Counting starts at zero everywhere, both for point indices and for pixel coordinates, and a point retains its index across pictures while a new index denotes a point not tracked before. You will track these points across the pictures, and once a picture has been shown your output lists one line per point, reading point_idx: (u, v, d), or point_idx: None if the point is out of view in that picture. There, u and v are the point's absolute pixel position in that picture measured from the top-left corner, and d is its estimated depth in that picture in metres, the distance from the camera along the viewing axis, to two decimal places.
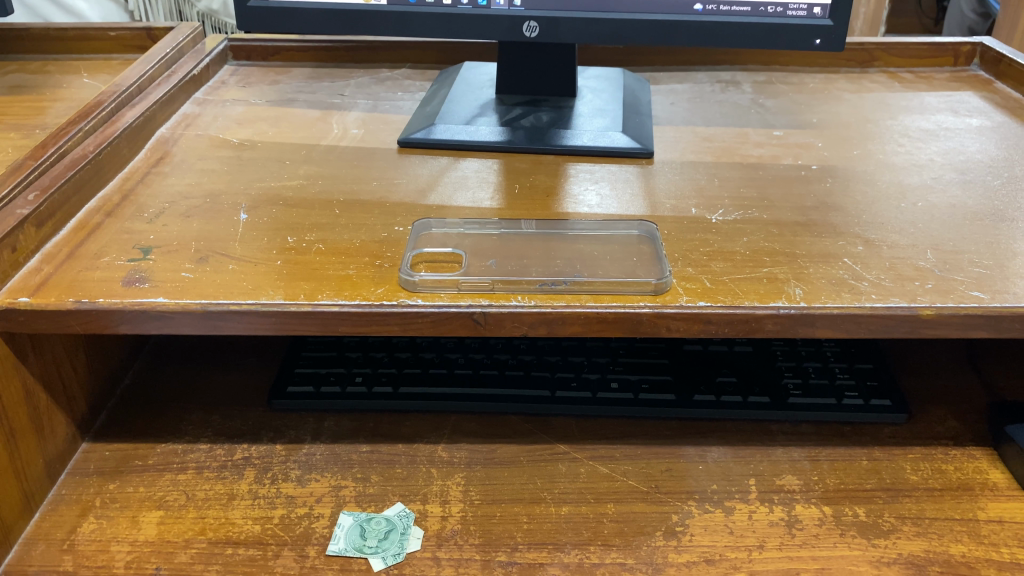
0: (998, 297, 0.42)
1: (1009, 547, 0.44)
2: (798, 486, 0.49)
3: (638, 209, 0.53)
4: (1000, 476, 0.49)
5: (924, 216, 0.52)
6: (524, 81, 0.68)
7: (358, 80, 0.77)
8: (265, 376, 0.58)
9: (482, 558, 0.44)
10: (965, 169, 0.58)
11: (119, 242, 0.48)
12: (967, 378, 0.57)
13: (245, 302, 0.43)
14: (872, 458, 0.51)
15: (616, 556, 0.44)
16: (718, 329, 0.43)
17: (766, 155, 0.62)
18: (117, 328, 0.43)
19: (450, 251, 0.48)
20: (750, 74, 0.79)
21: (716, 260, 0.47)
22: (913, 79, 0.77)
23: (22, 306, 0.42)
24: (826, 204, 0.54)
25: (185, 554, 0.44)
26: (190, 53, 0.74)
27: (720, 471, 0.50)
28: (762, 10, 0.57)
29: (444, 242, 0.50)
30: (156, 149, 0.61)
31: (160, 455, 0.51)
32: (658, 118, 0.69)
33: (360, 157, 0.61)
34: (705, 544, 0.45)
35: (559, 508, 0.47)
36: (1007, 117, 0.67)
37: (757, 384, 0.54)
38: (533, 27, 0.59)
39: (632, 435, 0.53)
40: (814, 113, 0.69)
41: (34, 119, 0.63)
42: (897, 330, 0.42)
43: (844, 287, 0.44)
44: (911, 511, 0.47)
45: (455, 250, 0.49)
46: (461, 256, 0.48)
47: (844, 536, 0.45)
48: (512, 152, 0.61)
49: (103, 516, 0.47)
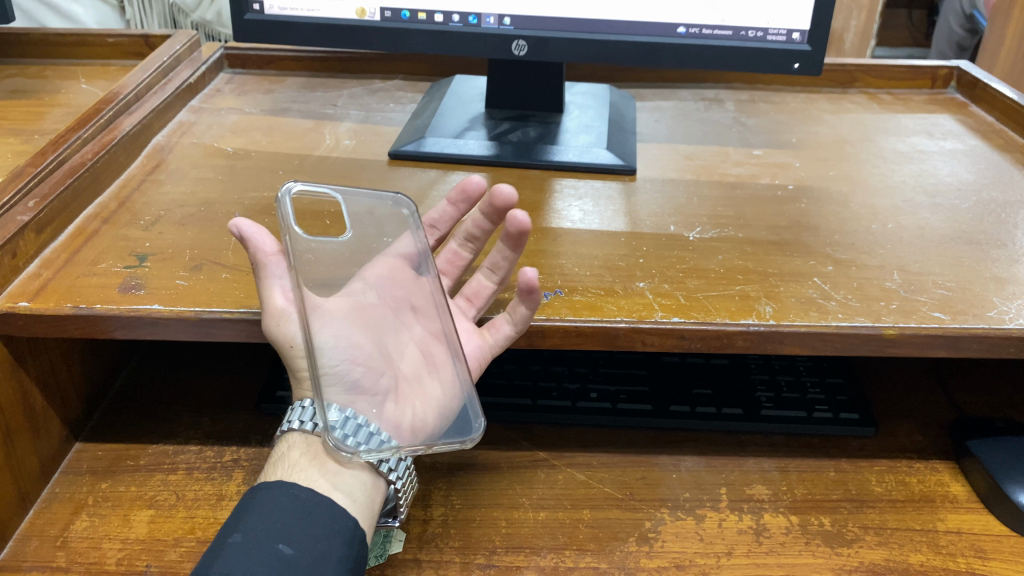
0: (958, 319, 0.44)
1: (965, 556, 0.46)
2: (767, 496, 0.51)
3: (619, 225, 0.55)
4: (960, 489, 0.51)
5: (892, 238, 0.54)
6: (513, 97, 0.70)
7: (351, 90, 0.78)
8: (253, 381, 0.60)
9: (461, 561, 0.46)
10: (936, 192, 0.60)
11: (115, 249, 0.50)
12: (933, 393, 0.60)
13: (236, 310, 0.44)
14: (839, 470, 0.53)
15: (590, 560, 0.46)
16: (691, 344, 0.45)
17: (745, 174, 0.64)
18: (111, 333, 0.45)
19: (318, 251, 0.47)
20: (734, 92, 0.81)
21: (691, 277, 0.49)
22: (892, 101, 0.79)
23: (22, 311, 0.43)
24: (800, 223, 0.56)
25: (174, 553, 0.46)
26: (187, 61, 0.76)
27: (693, 480, 0.52)
28: (743, 35, 0.59)
29: (368, 201, 0.52)
30: (152, 156, 0.62)
31: (151, 455, 0.53)
32: (643, 135, 0.71)
33: (350, 167, 0.62)
34: (675, 550, 0.47)
35: (537, 513, 0.49)
36: (979, 141, 0.70)
37: (730, 396, 0.56)
38: (521, 46, 0.61)
39: (609, 444, 0.55)
40: (793, 133, 0.72)
41: (33, 124, 0.64)
42: (863, 348, 0.44)
43: (812, 306, 0.46)
44: (874, 522, 0.49)
45: (354, 219, 0.51)
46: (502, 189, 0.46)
47: (809, 544, 0.47)
48: (499, 166, 0.63)
49: (95, 514, 0.48)
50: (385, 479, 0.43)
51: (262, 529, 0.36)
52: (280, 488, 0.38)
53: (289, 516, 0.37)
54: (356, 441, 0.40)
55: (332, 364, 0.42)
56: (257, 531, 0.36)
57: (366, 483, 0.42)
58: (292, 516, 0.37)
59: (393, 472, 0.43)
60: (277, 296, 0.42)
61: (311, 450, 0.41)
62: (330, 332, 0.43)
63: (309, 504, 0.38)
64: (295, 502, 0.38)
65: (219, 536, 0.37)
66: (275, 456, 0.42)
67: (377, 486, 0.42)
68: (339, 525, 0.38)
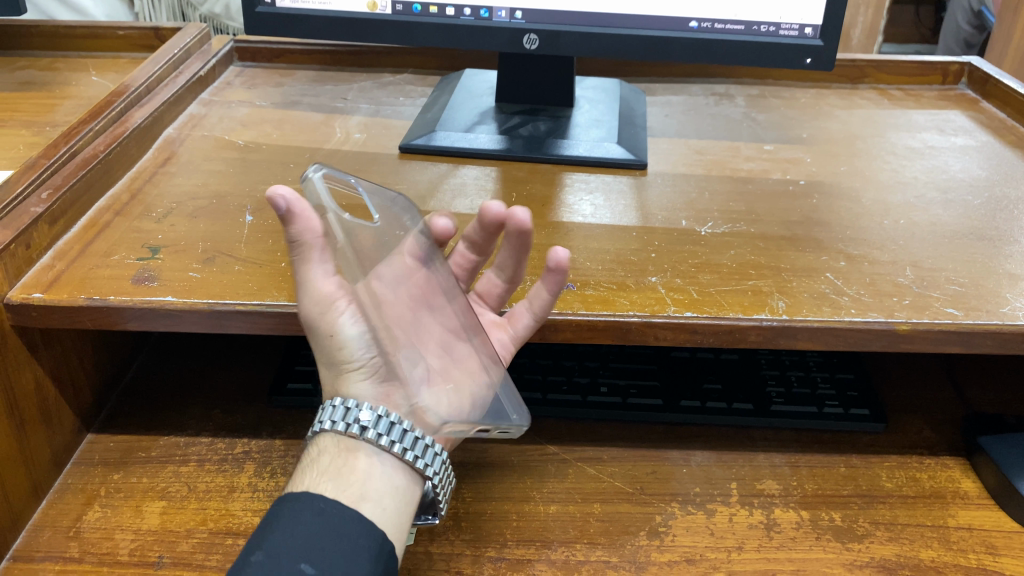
0: (971, 315, 0.44)
1: (976, 552, 0.46)
2: (778, 491, 0.51)
3: (631, 220, 0.55)
4: (971, 485, 0.51)
5: (904, 234, 0.54)
6: (523, 92, 0.70)
7: (360, 84, 0.78)
8: (264, 373, 0.60)
9: (472, 553, 0.46)
10: (947, 187, 0.60)
11: (128, 240, 0.50)
12: (943, 389, 0.60)
13: (250, 302, 0.44)
14: (849, 466, 0.53)
15: (600, 554, 0.46)
16: (704, 339, 0.45)
17: (756, 169, 0.64)
18: (125, 324, 0.45)
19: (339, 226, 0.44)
20: (743, 87, 0.81)
21: (703, 272, 0.49)
22: (902, 97, 0.79)
23: (36, 302, 0.43)
24: (812, 219, 0.56)
25: (187, 544, 0.46)
26: (197, 53, 0.76)
27: (703, 474, 0.52)
28: (755, 29, 0.59)
29: None
30: (163, 149, 0.62)
31: (162, 447, 0.53)
32: (653, 130, 0.71)
33: (361, 160, 0.63)
34: (686, 544, 0.47)
35: (547, 507, 0.49)
36: (991, 137, 0.69)
37: (741, 392, 0.56)
38: (533, 40, 0.61)
39: (619, 438, 0.55)
40: (804, 129, 0.71)
41: (45, 116, 0.65)
42: (875, 343, 0.44)
43: (825, 301, 0.46)
44: (884, 517, 0.49)
45: None
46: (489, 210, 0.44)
47: (819, 539, 0.47)
48: (510, 160, 0.63)
49: (107, 504, 0.49)
50: (422, 477, 0.41)
51: (281, 550, 0.35)
52: (304, 504, 0.36)
53: (310, 535, 0.35)
54: (390, 439, 0.39)
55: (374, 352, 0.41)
56: (277, 551, 0.35)
57: (400, 487, 0.39)
58: (312, 534, 0.35)
59: (430, 468, 0.41)
60: (328, 277, 0.39)
61: (341, 457, 0.39)
62: (372, 323, 0.41)
63: (332, 521, 0.36)
64: (318, 519, 0.36)
65: (242, 552, 0.35)
66: (305, 460, 0.40)
67: (413, 487, 0.40)
68: (364, 541, 0.36)
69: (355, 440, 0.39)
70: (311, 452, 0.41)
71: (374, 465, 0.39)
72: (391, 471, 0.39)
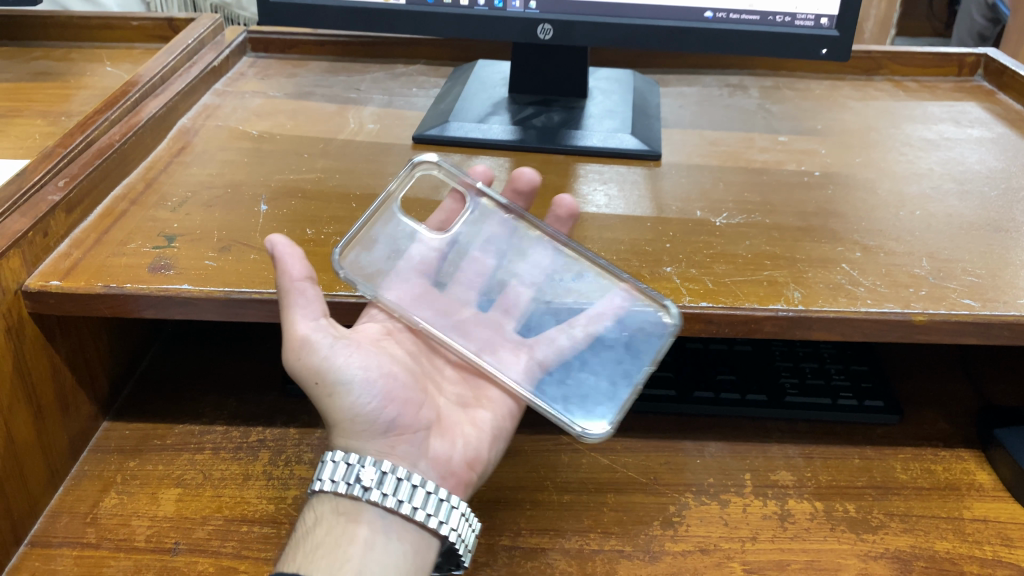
0: (988, 306, 0.44)
1: (991, 544, 0.46)
2: (792, 482, 0.51)
3: (645, 210, 0.55)
4: (986, 477, 0.51)
5: (921, 225, 0.53)
6: (536, 83, 0.70)
7: (374, 75, 0.78)
8: (278, 362, 0.61)
9: (486, 541, 0.46)
10: (964, 179, 0.60)
11: (144, 229, 0.50)
12: (958, 382, 0.59)
13: (266, 290, 0.44)
14: (863, 457, 0.53)
15: (614, 543, 0.46)
16: (719, 329, 0.45)
17: (771, 160, 0.63)
18: (140, 312, 0.45)
19: (341, 271, 0.45)
20: (757, 79, 0.81)
21: (719, 263, 0.49)
22: (917, 89, 0.78)
23: (53, 289, 0.44)
24: (827, 210, 0.55)
25: (203, 530, 0.47)
26: (211, 44, 0.76)
27: (717, 465, 0.52)
28: (770, 19, 0.59)
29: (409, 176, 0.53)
30: (178, 139, 0.63)
31: (177, 435, 0.53)
32: (667, 121, 0.70)
33: (375, 151, 0.63)
34: (700, 534, 0.47)
35: (561, 496, 0.49)
36: (1007, 129, 0.69)
37: (755, 383, 0.56)
38: (547, 30, 0.61)
39: (632, 428, 0.55)
40: (819, 120, 0.71)
41: (60, 106, 0.65)
42: (892, 334, 0.44)
43: (841, 292, 0.46)
44: (899, 508, 0.49)
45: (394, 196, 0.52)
46: (525, 170, 0.51)
47: (834, 530, 0.47)
48: (523, 150, 0.63)
49: (124, 491, 0.49)
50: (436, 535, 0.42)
51: None
52: None
53: None
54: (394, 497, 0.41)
55: (371, 407, 0.42)
56: None
57: (405, 553, 0.41)
58: None
59: (443, 524, 0.42)
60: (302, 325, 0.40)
61: (340, 527, 0.41)
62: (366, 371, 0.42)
63: None
64: None
65: None
66: (298, 534, 0.42)
67: (421, 549, 0.42)
68: None
69: (359, 503, 0.41)
70: (302, 525, 0.42)
71: (372, 538, 0.41)
72: (391, 541, 0.41)
